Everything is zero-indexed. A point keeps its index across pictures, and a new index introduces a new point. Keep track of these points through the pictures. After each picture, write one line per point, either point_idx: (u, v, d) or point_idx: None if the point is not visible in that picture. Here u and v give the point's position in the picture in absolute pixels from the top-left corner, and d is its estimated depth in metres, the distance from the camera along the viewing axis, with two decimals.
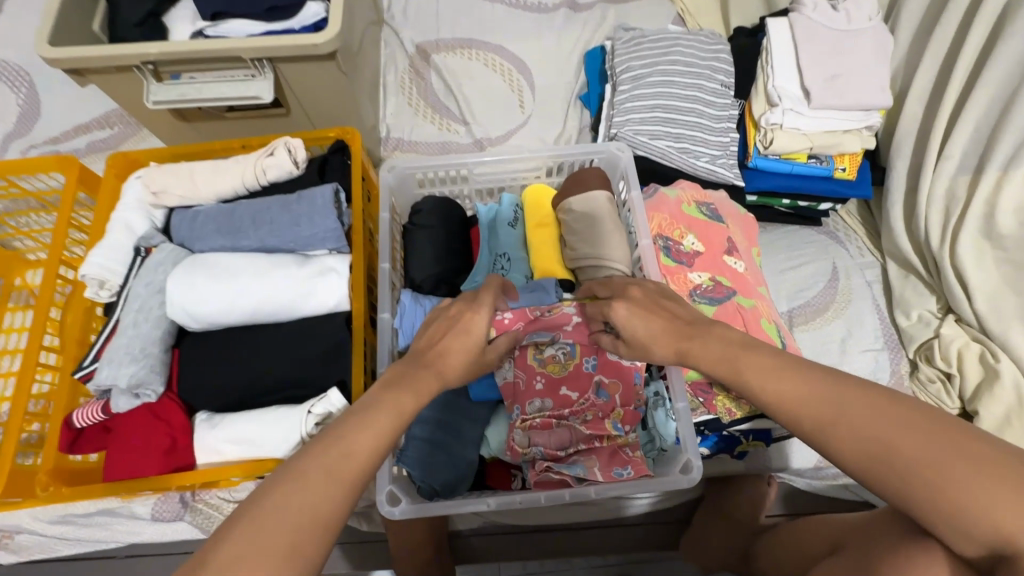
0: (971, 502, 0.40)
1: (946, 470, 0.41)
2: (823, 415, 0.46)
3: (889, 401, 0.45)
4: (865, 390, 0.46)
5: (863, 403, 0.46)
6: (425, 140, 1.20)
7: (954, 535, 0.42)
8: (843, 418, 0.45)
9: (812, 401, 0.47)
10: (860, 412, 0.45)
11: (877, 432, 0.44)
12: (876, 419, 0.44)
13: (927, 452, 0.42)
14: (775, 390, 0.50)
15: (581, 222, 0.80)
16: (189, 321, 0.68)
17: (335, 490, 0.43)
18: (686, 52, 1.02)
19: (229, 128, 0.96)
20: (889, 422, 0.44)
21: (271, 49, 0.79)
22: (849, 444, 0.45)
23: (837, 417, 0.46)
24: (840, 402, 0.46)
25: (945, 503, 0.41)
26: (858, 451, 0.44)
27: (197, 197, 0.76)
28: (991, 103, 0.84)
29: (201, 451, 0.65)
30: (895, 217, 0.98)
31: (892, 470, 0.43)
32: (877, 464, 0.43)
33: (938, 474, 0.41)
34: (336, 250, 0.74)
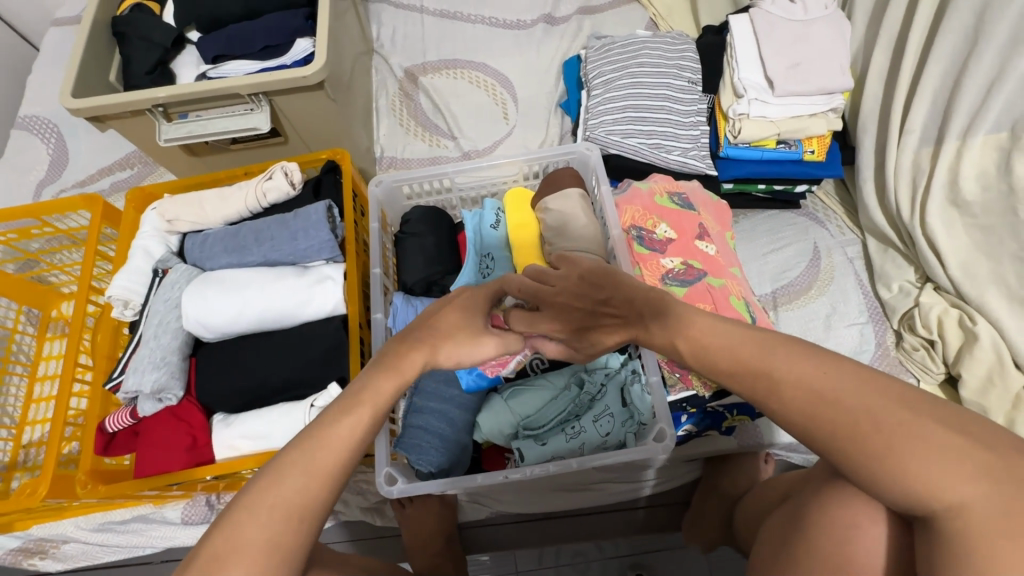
0: (912, 459, 0.41)
1: (867, 426, 0.43)
2: (755, 383, 0.48)
3: (834, 370, 0.45)
4: (810, 360, 0.46)
5: (792, 363, 0.47)
6: (417, 156, 1.28)
7: (882, 489, 0.43)
8: (781, 390, 0.46)
9: (747, 371, 0.48)
10: (794, 373, 0.46)
11: (819, 408, 0.44)
12: (805, 382, 0.45)
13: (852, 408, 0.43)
14: (711, 362, 0.51)
15: (558, 218, 0.85)
16: (203, 332, 0.75)
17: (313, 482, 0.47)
18: (653, 54, 1.08)
19: (234, 159, 1.05)
20: (817, 381, 0.45)
21: (266, 84, 0.88)
22: (791, 413, 0.46)
23: (776, 384, 0.47)
24: (774, 371, 0.47)
25: (869, 459, 0.42)
26: (802, 424, 0.45)
27: (206, 222, 0.84)
28: (944, 76, 0.88)
29: (218, 447, 0.72)
30: (868, 193, 1.01)
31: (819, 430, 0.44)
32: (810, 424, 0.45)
33: (873, 430, 0.42)
34: (331, 260, 0.81)
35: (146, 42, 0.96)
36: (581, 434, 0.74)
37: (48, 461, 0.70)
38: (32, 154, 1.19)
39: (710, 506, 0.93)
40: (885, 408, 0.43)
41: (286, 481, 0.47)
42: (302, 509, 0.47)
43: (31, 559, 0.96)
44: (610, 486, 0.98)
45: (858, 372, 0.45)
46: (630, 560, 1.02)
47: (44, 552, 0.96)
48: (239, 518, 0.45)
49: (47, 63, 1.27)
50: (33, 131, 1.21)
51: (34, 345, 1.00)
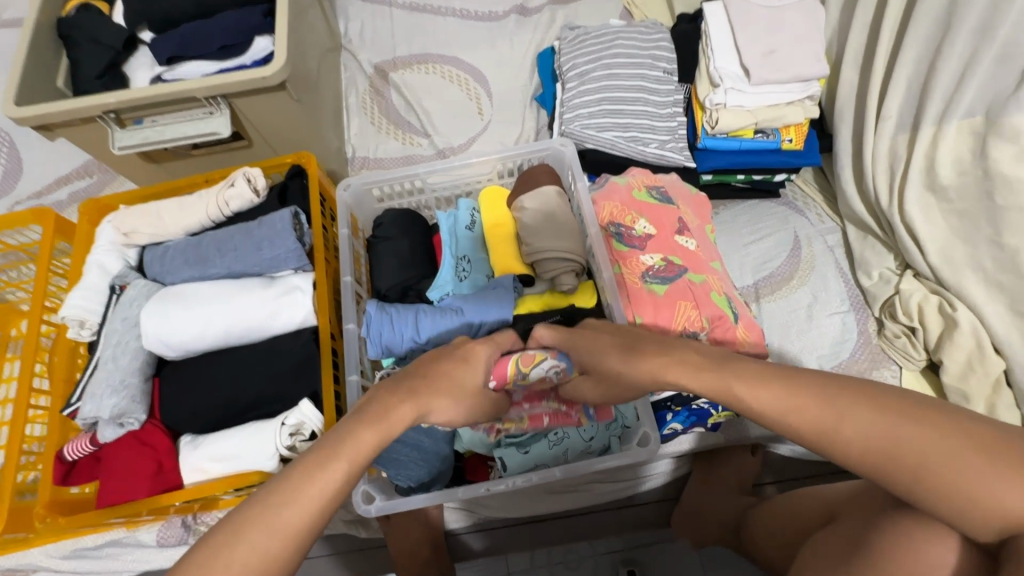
0: (986, 493, 0.40)
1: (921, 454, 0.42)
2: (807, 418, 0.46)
3: (891, 403, 0.44)
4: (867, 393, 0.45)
5: (855, 405, 0.45)
6: (390, 156, 1.24)
7: (949, 512, 0.42)
8: (848, 424, 0.44)
9: (814, 412, 0.45)
10: (849, 411, 0.45)
11: (889, 445, 0.43)
12: (879, 424, 0.43)
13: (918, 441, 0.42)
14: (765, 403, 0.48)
15: (534, 218, 0.82)
16: (166, 351, 0.72)
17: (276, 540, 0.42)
18: (627, 44, 1.06)
19: (197, 165, 1.01)
20: (878, 419, 0.44)
21: (224, 86, 0.84)
22: (857, 450, 0.44)
23: (840, 421, 0.44)
24: (842, 408, 0.44)
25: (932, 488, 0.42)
26: (870, 460, 0.43)
27: (166, 234, 0.80)
28: (919, 60, 0.87)
29: (186, 471, 0.68)
30: (846, 181, 1.00)
31: (885, 468, 0.43)
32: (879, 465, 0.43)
33: (944, 468, 0.41)
34: (300, 269, 0.78)
35: (95, 44, 0.91)
36: (565, 440, 0.73)
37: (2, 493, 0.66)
38: None
39: (708, 503, 0.93)
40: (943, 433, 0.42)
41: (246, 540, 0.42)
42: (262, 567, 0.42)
43: None
44: (596, 486, 0.97)
45: None
46: (622, 555, 1.00)
47: None
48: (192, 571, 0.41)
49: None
50: None
51: None
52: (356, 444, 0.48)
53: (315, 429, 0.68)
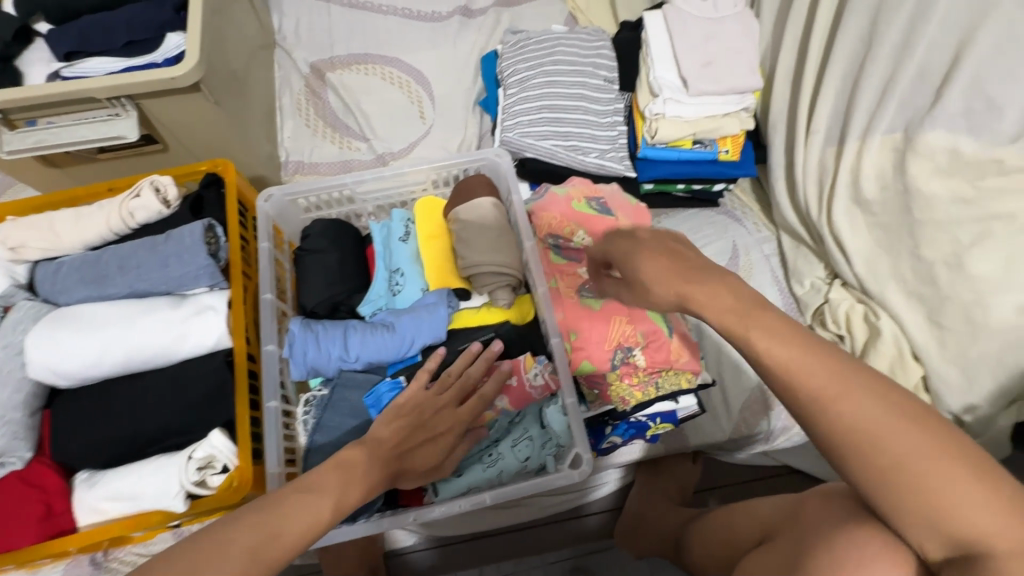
0: (942, 496, 0.41)
1: (919, 462, 0.42)
2: (828, 391, 0.44)
3: (884, 390, 0.44)
4: (869, 377, 0.44)
5: (864, 390, 0.44)
6: (326, 160, 1.18)
7: (897, 513, 0.43)
8: (844, 402, 0.43)
9: (821, 378, 0.44)
10: (864, 397, 0.43)
11: (871, 430, 0.43)
12: (871, 409, 0.43)
13: (918, 446, 0.42)
14: (781, 360, 0.44)
15: (469, 231, 0.80)
16: (57, 380, 0.65)
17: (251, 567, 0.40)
18: (568, 51, 1.04)
19: (105, 170, 0.93)
20: (889, 415, 0.43)
21: (128, 86, 0.77)
22: (843, 426, 0.43)
23: (839, 400, 0.43)
24: (843, 385, 0.44)
25: (912, 493, 0.42)
26: (847, 437, 0.43)
27: (62, 248, 0.73)
28: (845, 76, 0.90)
29: (82, 512, 0.62)
30: (780, 192, 1.03)
31: (875, 452, 0.43)
32: (861, 451, 0.43)
33: (910, 464, 0.42)
34: (215, 287, 0.72)
35: None
36: (499, 461, 0.70)
37: None
38: None
39: (653, 514, 0.92)
40: (945, 451, 0.42)
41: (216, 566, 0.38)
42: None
43: None
44: (541, 499, 0.96)
45: None
46: (572, 562, 0.98)
47: None
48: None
49: None
50: None
51: None
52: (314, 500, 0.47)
53: (227, 463, 0.63)
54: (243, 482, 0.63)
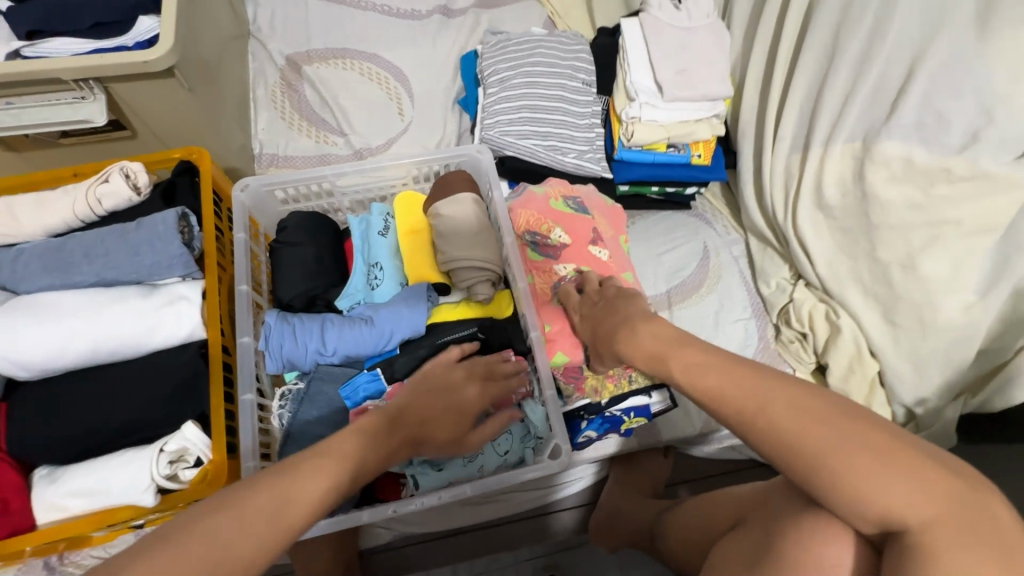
0: (876, 489, 0.44)
1: (834, 456, 0.45)
2: (746, 403, 0.50)
3: (806, 394, 0.49)
4: (789, 385, 0.50)
5: (780, 398, 0.49)
6: (302, 154, 1.17)
7: (848, 514, 0.45)
8: (766, 408, 0.49)
9: (737, 393, 0.51)
10: (778, 408, 0.49)
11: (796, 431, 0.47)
12: (794, 412, 0.48)
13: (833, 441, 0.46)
14: (704, 384, 0.54)
15: (449, 226, 0.80)
16: (15, 370, 0.62)
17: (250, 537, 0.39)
18: (548, 54, 1.06)
19: (67, 156, 0.89)
20: (800, 417, 0.48)
21: (97, 67, 0.74)
22: (769, 429, 0.48)
23: (760, 407, 0.49)
24: (762, 394, 0.50)
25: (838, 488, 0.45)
26: (776, 442, 0.48)
27: (21, 234, 0.70)
28: (809, 87, 0.95)
29: (41, 509, 0.59)
30: (748, 196, 1.07)
31: (789, 455, 0.47)
32: (791, 451, 0.47)
33: (837, 457, 0.45)
34: (187, 277, 0.70)
35: None
36: (479, 455, 0.71)
37: None
38: None
39: (627, 507, 0.94)
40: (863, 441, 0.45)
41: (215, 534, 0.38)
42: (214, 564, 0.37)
43: None
44: (515, 494, 0.97)
45: None
46: (544, 560, 0.99)
47: None
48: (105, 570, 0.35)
49: None
50: None
51: None
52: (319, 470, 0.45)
53: (201, 455, 0.61)
54: (218, 476, 0.61)
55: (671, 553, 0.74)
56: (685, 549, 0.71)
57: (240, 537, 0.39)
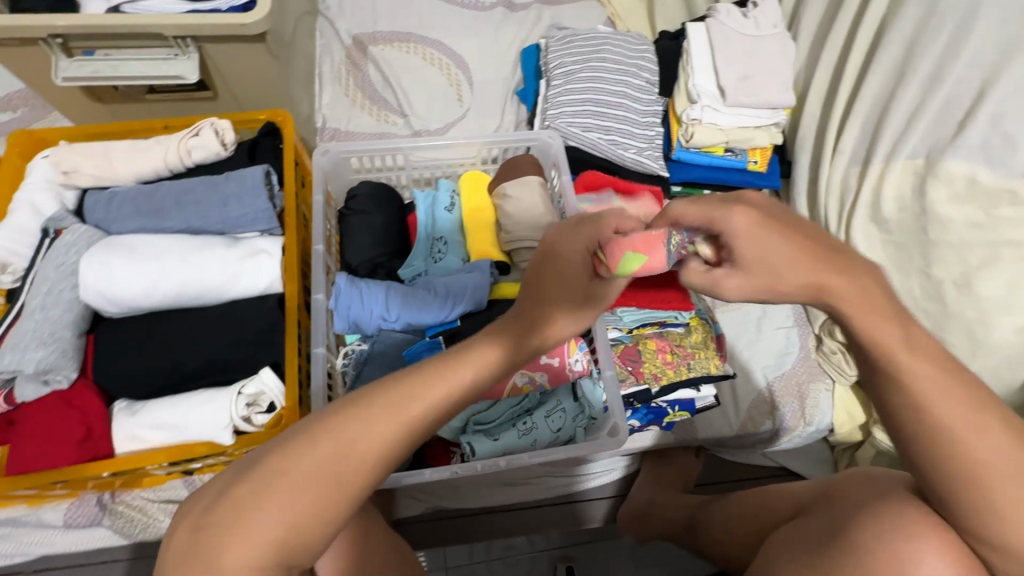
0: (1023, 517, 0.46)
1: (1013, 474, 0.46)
2: (965, 422, 0.46)
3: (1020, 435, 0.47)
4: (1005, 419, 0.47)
5: (997, 428, 0.46)
6: (363, 130, 1.19)
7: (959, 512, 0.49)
8: (981, 435, 0.46)
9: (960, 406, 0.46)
10: (977, 416, 0.46)
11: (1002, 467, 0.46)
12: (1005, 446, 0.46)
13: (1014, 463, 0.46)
14: (916, 376, 0.47)
15: (515, 206, 0.82)
16: (106, 305, 0.65)
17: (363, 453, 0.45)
18: (614, 51, 1.08)
19: (150, 111, 0.92)
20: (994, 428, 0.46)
21: (197, 27, 0.77)
22: (979, 455, 0.46)
23: (975, 430, 0.46)
24: (976, 422, 0.46)
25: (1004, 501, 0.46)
26: (967, 463, 0.46)
27: (114, 178, 0.73)
28: (874, 102, 0.96)
29: (120, 439, 0.62)
30: (800, 207, 1.07)
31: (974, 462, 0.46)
32: (983, 480, 0.46)
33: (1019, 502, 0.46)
34: (267, 232, 0.73)
35: None
36: (533, 430, 0.73)
37: None
38: None
39: (663, 500, 0.95)
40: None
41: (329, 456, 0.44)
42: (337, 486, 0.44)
43: None
44: (548, 479, 0.98)
45: None
46: (561, 552, 1.00)
47: None
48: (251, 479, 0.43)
49: None
50: None
51: None
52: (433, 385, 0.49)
53: (275, 400, 0.64)
54: (290, 420, 0.63)
55: (718, 548, 0.75)
56: (733, 539, 0.72)
57: (359, 452, 0.45)
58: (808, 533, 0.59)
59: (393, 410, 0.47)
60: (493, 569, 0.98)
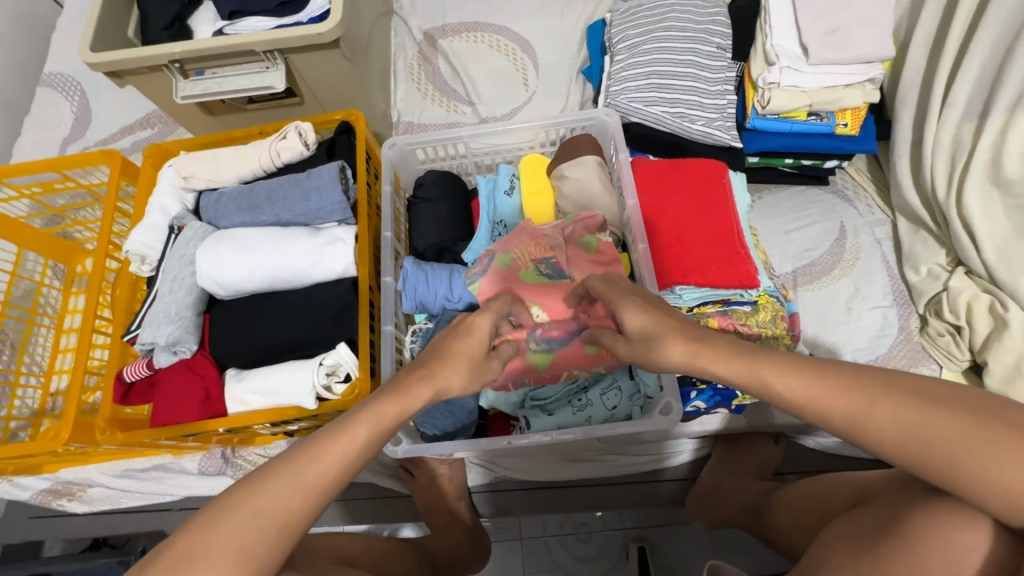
0: None
1: (911, 429, 0.43)
2: (850, 405, 0.45)
3: (917, 389, 0.45)
4: (891, 380, 0.46)
5: (888, 395, 0.45)
6: (434, 121, 1.26)
7: None
8: (879, 412, 0.45)
9: (843, 394, 0.46)
10: (869, 398, 0.45)
11: (923, 434, 0.43)
12: (900, 410, 0.44)
13: (903, 420, 0.44)
14: (789, 368, 0.48)
15: (573, 187, 0.85)
16: (217, 289, 0.76)
17: (294, 497, 0.46)
18: (682, 18, 1.03)
19: (250, 119, 1.05)
20: (848, 392, 0.46)
21: (281, 41, 0.86)
22: (890, 432, 0.44)
23: (871, 410, 0.45)
24: (869, 402, 0.45)
25: (937, 457, 0.43)
26: (899, 443, 0.44)
27: (222, 180, 0.84)
28: (993, 45, 0.83)
29: (230, 402, 0.73)
30: (902, 171, 0.97)
31: (866, 438, 0.45)
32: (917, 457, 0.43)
33: (971, 462, 0.42)
34: (343, 222, 0.81)
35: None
36: (588, 407, 0.76)
37: (69, 405, 0.73)
38: (58, 113, 1.23)
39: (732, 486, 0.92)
40: (928, 407, 0.44)
41: (262, 505, 0.45)
42: (281, 522, 0.45)
43: (59, 500, 1.02)
44: (614, 457, 0.97)
45: None
46: (633, 532, 1.03)
47: (72, 494, 1.01)
48: (198, 536, 0.43)
49: (72, 19, 1.28)
50: (59, 90, 1.24)
51: (60, 299, 1.07)
52: (351, 436, 0.49)
53: (349, 372, 0.73)
54: (363, 390, 0.72)
55: (794, 546, 0.73)
56: (800, 528, 0.72)
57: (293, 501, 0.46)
58: (859, 524, 0.57)
59: (317, 460, 0.47)
60: (565, 543, 1.04)
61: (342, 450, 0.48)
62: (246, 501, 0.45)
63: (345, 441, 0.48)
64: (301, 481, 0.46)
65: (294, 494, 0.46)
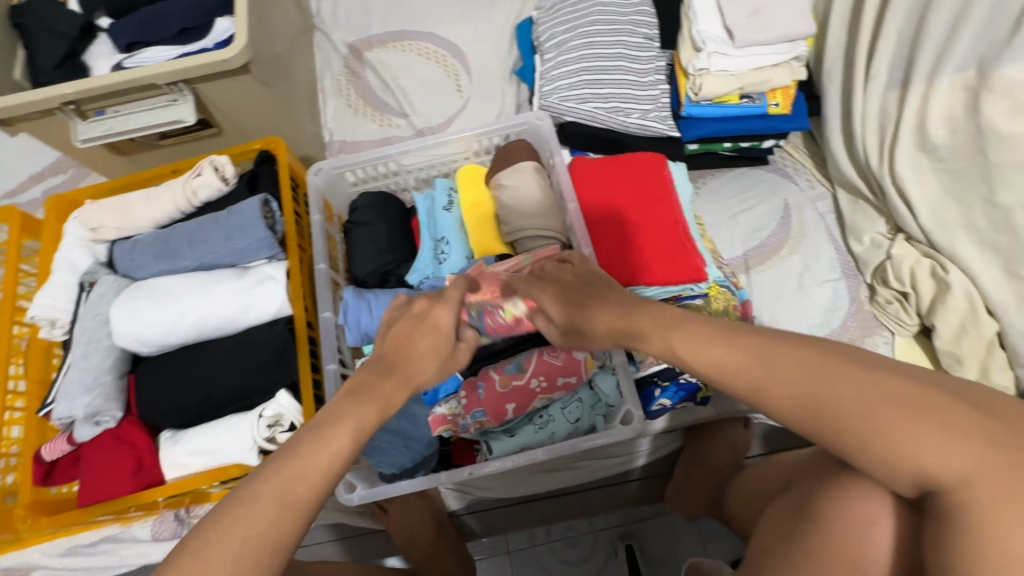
0: None
1: (802, 394, 0.43)
2: (745, 375, 0.45)
3: (820, 355, 0.44)
4: (798, 347, 0.45)
5: (791, 361, 0.44)
6: (369, 138, 1.21)
7: None
8: (773, 379, 0.44)
9: (747, 364, 0.45)
10: (783, 373, 0.44)
11: (811, 393, 0.43)
12: (799, 374, 0.43)
13: (795, 382, 0.43)
14: (731, 367, 0.46)
15: (511, 195, 0.82)
16: (139, 346, 0.71)
17: (282, 513, 0.42)
18: (606, 10, 1.01)
19: (167, 155, 0.98)
20: (754, 367, 0.45)
21: (183, 71, 0.80)
22: (783, 395, 0.44)
23: (768, 378, 0.44)
24: (770, 370, 0.44)
25: (827, 423, 0.42)
26: (792, 408, 0.43)
27: (135, 227, 0.78)
28: (907, 15, 0.84)
29: (167, 467, 0.68)
30: (835, 144, 0.98)
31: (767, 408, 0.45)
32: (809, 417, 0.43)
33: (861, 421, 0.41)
34: (273, 258, 0.76)
35: (51, 34, 0.87)
36: (550, 423, 0.73)
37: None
38: None
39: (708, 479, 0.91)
40: (835, 368, 0.43)
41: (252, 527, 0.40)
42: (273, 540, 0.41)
43: None
44: (591, 462, 0.95)
45: (805, 359, 0.44)
46: (621, 529, 1.01)
47: None
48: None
49: None
50: None
51: None
52: (329, 437, 0.46)
53: (294, 420, 0.68)
54: None
55: None
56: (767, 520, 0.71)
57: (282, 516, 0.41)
58: None
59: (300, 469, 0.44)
60: (554, 550, 1.00)
61: (327, 453, 0.45)
62: (227, 530, 0.40)
63: (327, 452, 0.45)
64: (287, 495, 0.42)
65: (285, 508, 0.42)
